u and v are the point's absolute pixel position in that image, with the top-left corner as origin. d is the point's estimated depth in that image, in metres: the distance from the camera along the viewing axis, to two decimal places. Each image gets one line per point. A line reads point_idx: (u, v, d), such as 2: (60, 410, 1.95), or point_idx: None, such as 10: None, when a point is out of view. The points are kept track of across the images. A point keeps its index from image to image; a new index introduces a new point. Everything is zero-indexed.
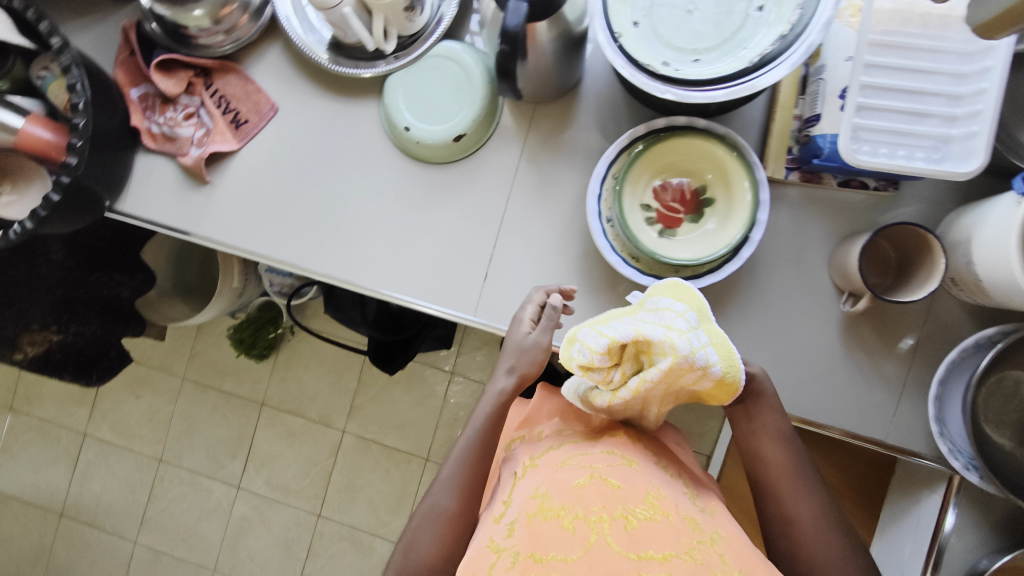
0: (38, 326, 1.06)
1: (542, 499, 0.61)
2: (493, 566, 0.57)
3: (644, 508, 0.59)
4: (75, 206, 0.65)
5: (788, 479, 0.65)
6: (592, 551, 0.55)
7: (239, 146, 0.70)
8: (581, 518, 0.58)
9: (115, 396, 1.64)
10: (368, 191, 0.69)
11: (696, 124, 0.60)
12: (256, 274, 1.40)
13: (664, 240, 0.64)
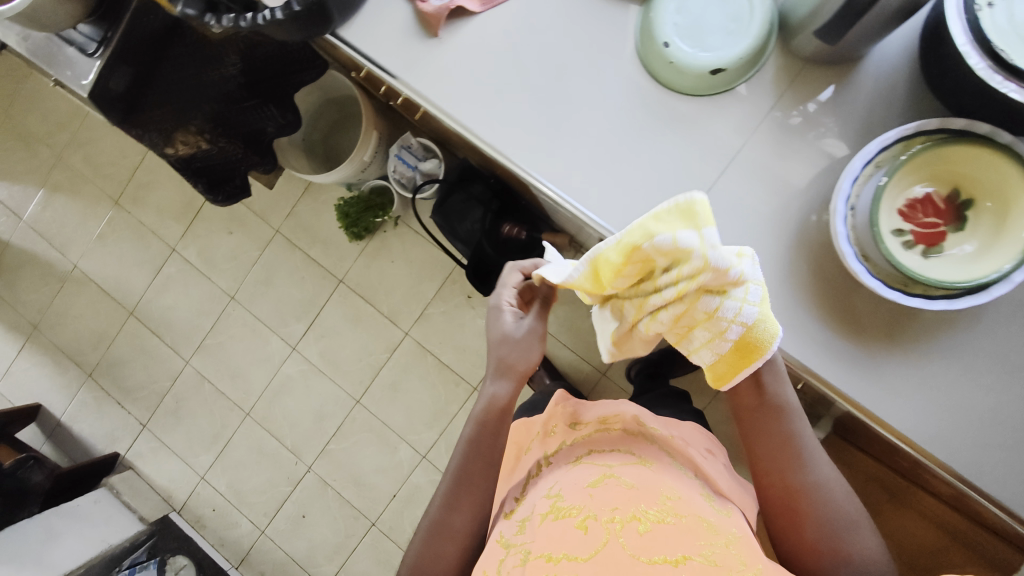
0: (195, 130, 1.07)
1: (556, 501, 0.70)
2: (506, 562, 0.66)
3: (656, 511, 0.67)
4: (315, 16, 0.66)
5: (787, 454, 0.67)
6: (605, 549, 0.63)
7: (481, 11, 0.68)
8: (594, 518, 0.66)
9: (209, 224, 1.68)
10: (597, 99, 0.67)
11: (997, 137, 0.57)
12: (383, 155, 1.40)
13: (923, 261, 0.62)
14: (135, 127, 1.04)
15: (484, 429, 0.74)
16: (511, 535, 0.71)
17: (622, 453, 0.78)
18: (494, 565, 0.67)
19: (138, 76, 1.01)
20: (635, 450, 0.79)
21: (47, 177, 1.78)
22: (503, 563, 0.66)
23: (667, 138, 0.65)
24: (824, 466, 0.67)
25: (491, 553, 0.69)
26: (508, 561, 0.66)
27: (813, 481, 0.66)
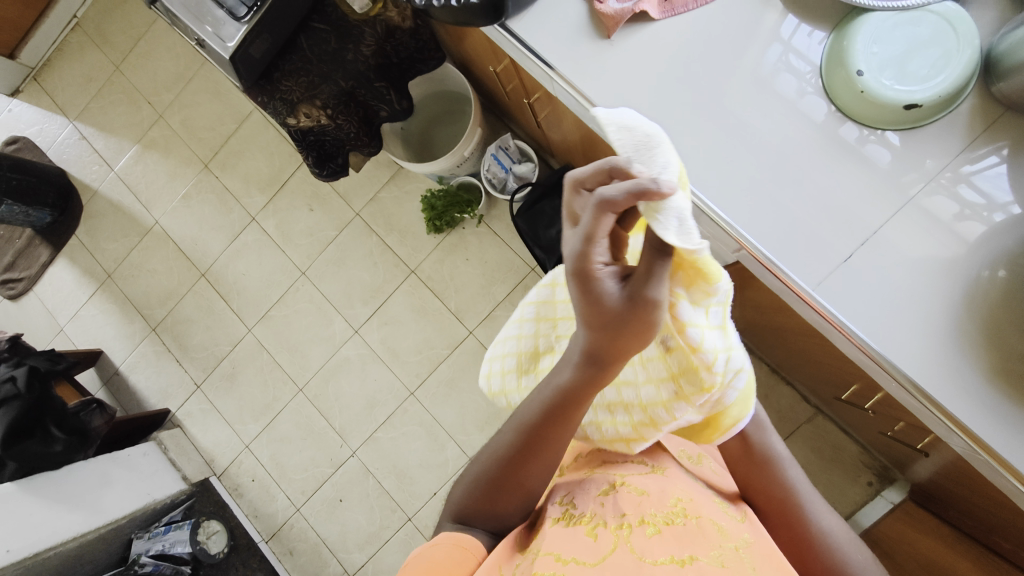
0: (319, 104, 1.08)
1: (567, 508, 0.67)
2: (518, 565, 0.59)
3: (666, 514, 0.61)
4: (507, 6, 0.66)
5: (779, 511, 0.64)
6: (613, 553, 0.57)
7: (659, 18, 0.67)
8: (603, 526, 0.61)
9: (292, 199, 1.71)
10: (769, 118, 0.65)
11: None
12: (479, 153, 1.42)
13: None
14: (264, 93, 1.08)
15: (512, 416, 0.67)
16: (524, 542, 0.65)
17: (634, 461, 0.73)
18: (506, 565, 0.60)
19: (276, 45, 1.04)
20: (646, 455, 0.74)
21: (145, 134, 1.84)
22: (514, 566, 0.60)
23: (841, 166, 0.63)
24: (827, 516, 0.63)
25: (500, 547, 0.64)
26: (519, 565, 0.59)
27: (820, 531, 0.62)
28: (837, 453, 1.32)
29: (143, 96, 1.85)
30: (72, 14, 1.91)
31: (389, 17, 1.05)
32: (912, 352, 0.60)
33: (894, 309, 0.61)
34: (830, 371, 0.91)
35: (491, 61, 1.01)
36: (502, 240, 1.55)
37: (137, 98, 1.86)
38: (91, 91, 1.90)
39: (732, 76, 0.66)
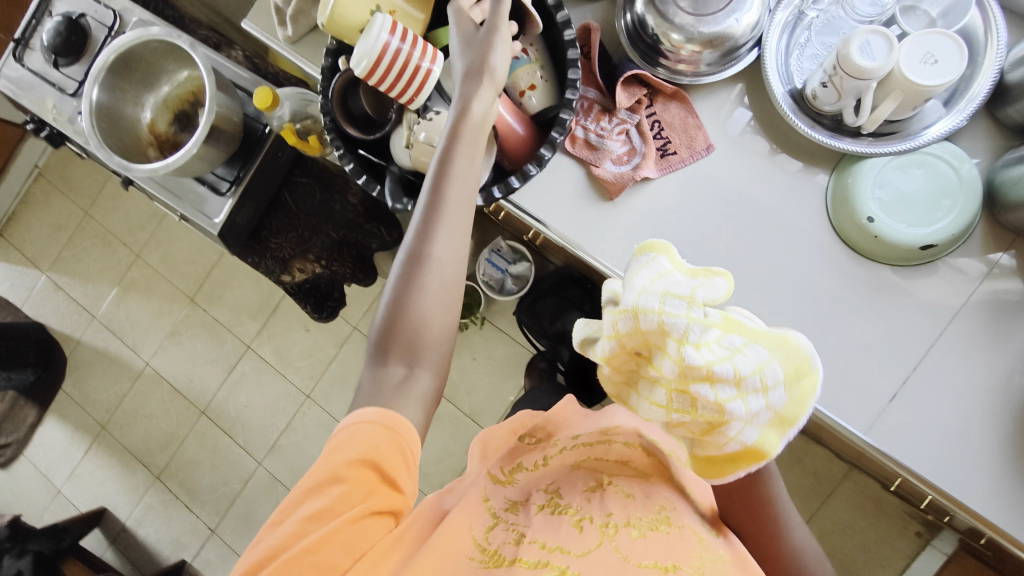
0: (312, 258, 1.06)
1: (554, 498, 0.68)
2: (490, 539, 0.62)
3: (651, 521, 0.62)
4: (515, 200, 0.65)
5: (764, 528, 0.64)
6: (599, 549, 0.58)
7: (657, 176, 0.67)
8: (590, 520, 0.62)
9: (286, 320, 1.67)
10: (788, 264, 0.65)
11: None
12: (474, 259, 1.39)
13: None
14: (254, 253, 1.05)
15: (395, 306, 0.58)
16: (501, 508, 0.68)
17: (621, 467, 0.73)
18: (479, 530, 0.63)
19: (260, 207, 1.03)
20: (634, 462, 0.74)
21: (124, 275, 1.80)
22: (488, 535, 0.63)
23: (865, 305, 0.63)
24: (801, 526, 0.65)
25: (478, 510, 0.67)
26: (496, 537, 0.63)
27: (791, 548, 0.64)
28: (879, 507, 1.30)
29: (117, 237, 1.81)
30: (33, 164, 1.87)
31: None
32: (972, 481, 0.60)
33: (949, 440, 0.61)
34: None
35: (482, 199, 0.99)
36: (507, 335, 1.53)
37: (111, 240, 1.82)
38: (62, 239, 1.85)
39: (744, 226, 0.66)
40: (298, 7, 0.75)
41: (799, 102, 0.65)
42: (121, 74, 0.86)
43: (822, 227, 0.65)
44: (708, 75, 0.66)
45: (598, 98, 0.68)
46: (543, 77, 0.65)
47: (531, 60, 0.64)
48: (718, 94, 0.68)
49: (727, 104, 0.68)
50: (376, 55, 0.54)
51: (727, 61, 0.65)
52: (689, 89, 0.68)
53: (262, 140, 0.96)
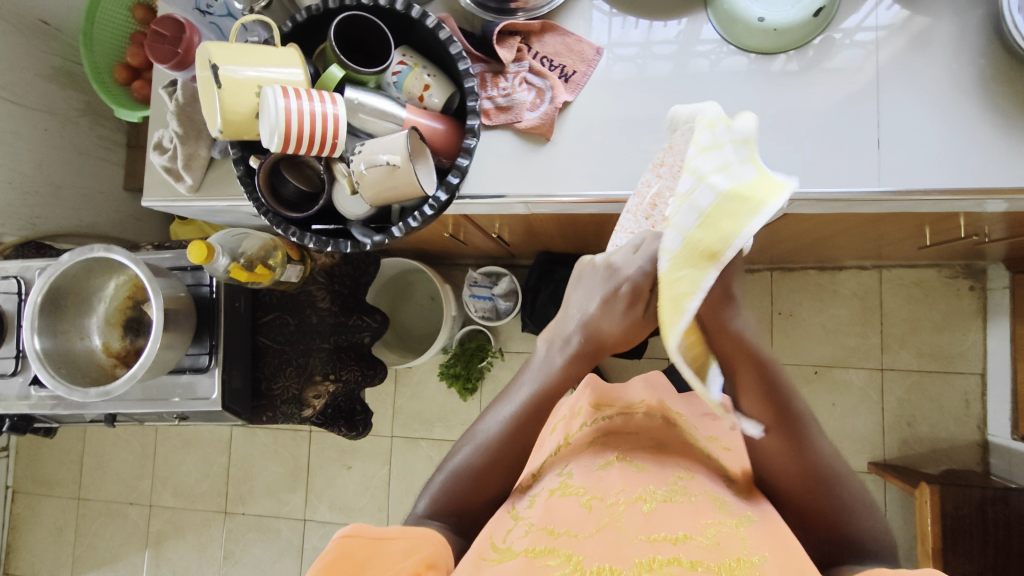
0: (320, 377, 1.02)
1: (566, 478, 0.66)
2: (511, 533, 0.60)
3: (664, 491, 0.62)
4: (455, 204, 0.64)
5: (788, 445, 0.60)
6: (606, 530, 0.58)
7: (574, 97, 0.70)
8: (599, 498, 0.61)
9: (326, 472, 1.59)
10: (725, 98, 0.69)
11: None
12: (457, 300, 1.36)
13: None
14: (266, 409, 1.02)
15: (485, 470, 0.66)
16: (521, 505, 0.65)
17: (637, 439, 0.72)
18: (498, 535, 0.60)
19: (247, 364, 1.01)
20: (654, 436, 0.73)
21: (148, 533, 1.67)
22: (507, 534, 0.60)
23: (802, 91, 0.68)
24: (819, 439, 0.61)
25: (501, 518, 0.63)
26: (513, 533, 0.59)
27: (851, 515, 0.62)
28: (925, 287, 1.33)
29: (122, 502, 1.70)
30: (3, 487, 1.75)
31: (322, 263, 1.05)
32: (984, 168, 0.64)
33: (943, 151, 0.65)
34: (895, 231, 0.93)
35: (442, 230, 0.98)
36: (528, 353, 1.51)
37: (117, 508, 1.70)
38: (69, 539, 1.72)
39: (667, 92, 0.70)
40: (186, 153, 0.75)
41: None
42: (55, 316, 0.84)
43: (730, 54, 0.69)
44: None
45: (486, 68, 0.72)
46: (430, 74, 0.66)
47: (411, 66, 0.66)
48: (575, 6, 0.72)
49: (587, 9, 0.72)
50: (281, 125, 0.54)
51: None
52: (550, 18, 0.73)
53: (214, 300, 0.94)
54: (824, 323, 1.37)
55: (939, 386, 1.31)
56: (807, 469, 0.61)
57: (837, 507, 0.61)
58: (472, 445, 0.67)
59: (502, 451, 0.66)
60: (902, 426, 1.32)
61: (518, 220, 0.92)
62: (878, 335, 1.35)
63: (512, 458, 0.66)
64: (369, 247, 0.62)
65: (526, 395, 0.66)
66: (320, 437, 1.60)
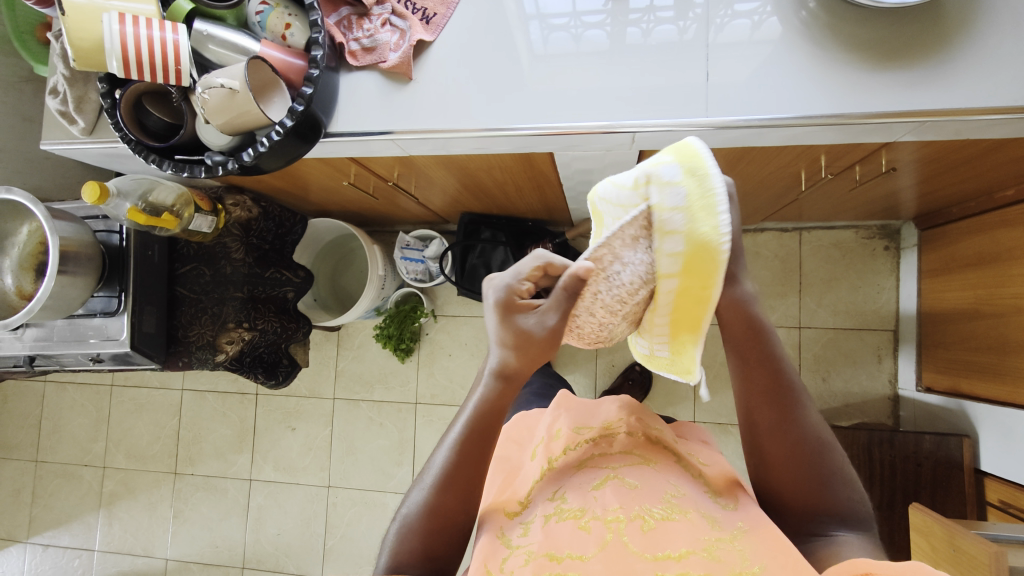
0: (234, 324, 1.06)
1: (560, 502, 0.62)
2: (508, 562, 0.58)
3: (661, 508, 0.58)
4: (303, 133, 0.70)
5: (764, 399, 0.58)
6: (609, 549, 0.56)
7: (433, 37, 0.74)
8: (597, 518, 0.59)
9: (271, 433, 1.64)
10: (570, 38, 0.73)
11: None
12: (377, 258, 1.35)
13: None
14: (181, 355, 1.06)
15: (444, 511, 0.59)
16: (514, 534, 0.61)
17: (627, 456, 0.66)
18: (495, 564, 0.58)
19: (162, 311, 1.05)
20: (638, 451, 0.67)
21: (102, 494, 1.72)
22: (504, 563, 0.58)
23: (640, 28, 0.71)
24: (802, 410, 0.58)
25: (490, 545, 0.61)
26: (512, 561, 0.58)
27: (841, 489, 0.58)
28: (842, 248, 1.36)
29: (77, 464, 1.75)
30: None
31: (237, 216, 1.06)
32: (806, 97, 0.67)
33: (765, 85, 0.68)
34: (773, 181, 0.97)
35: (344, 178, 1.01)
36: (464, 316, 1.55)
37: (73, 470, 1.75)
38: (28, 500, 1.77)
39: (544, 47, 0.73)
40: (76, 97, 0.78)
41: None
42: None
43: (600, 7, 0.72)
44: None
45: (352, 11, 0.76)
46: (292, 14, 0.70)
47: (273, 6, 0.69)
48: None
49: None
50: (118, 50, 0.59)
51: None
52: None
53: (124, 247, 0.98)
54: (747, 284, 1.40)
55: (854, 343, 1.35)
56: (783, 439, 0.57)
57: (817, 473, 0.57)
58: (422, 486, 0.61)
59: (456, 483, 0.60)
60: (818, 382, 1.36)
61: (412, 169, 0.96)
62: (796, 295, 1.38)
63: (469, 491, 0.60)
64: (216, 169, 0.67)
65: (462, 427, 0.62)
66: (266, 400, 1.65)
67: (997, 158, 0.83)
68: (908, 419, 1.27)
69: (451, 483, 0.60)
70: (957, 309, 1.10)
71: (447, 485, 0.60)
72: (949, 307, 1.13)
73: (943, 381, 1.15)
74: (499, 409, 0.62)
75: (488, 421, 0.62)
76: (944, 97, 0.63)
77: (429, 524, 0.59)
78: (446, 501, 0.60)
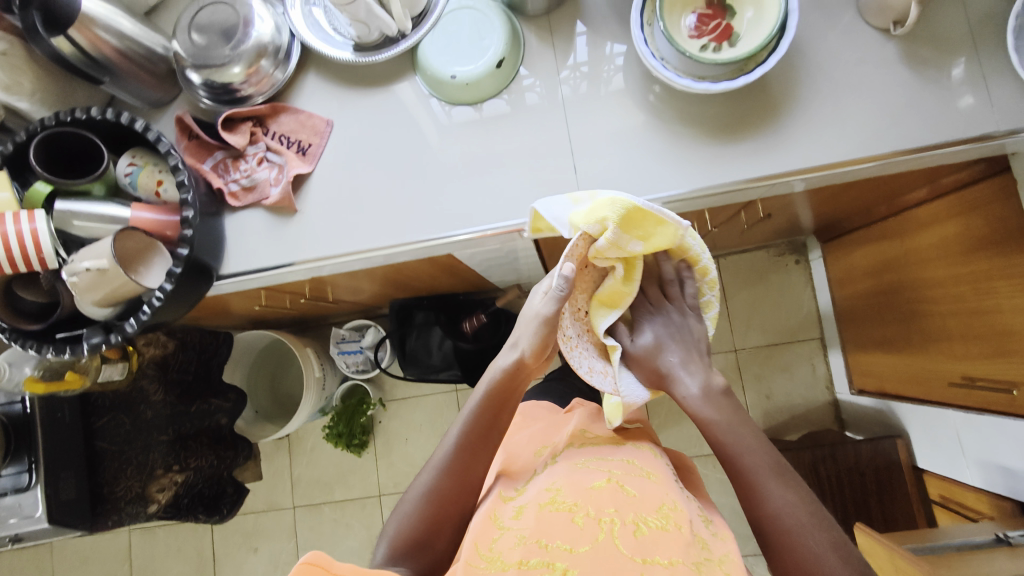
0: (162, 471, 1.01)
1: (555, 493, 0.62)
2: (496, 541, 0.59)
3: (657, 517, 0.57)
4: (194, 281, 0.69)
5: (747, 473, 0.64)
6: (600, 546, 0.54)
7: (312, 168, 0.76)
8: (591, 514, 0.57)
9: (233, 559, 1.54)
10: (442, 149, 0.75)
11: None
12: (312, 361, 1.33)
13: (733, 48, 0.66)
14: (109, 514, 1.01)
15: (450, 492, 0.67)
16: (508, 516, 0.62)
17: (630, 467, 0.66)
18: (484, 542, 0.59)
19: (83, 472, 0.99)
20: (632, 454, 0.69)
21: None
22: (494, 542, 0.59)
23: (508, 134, 0.74)
24: (772, 494, 0.61)
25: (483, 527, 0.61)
26: (502, 542, 0.58)
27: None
28: (758, 270, 1.43)
29: None
30: None
31: (150, 355, 1.02)
32: (668, 177, 0.71)
33: (630, 171, 0.72)
34: None
35: (256, 302, 1.00)
36: (414, 397, 1.53)
37: None
38: None
39: (431, 161, 0.75)
40: None
41: (351, 44, 0.75)
42: None
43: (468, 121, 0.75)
44: (282, 80, 0.77)
45: (226, 154, 0.77)
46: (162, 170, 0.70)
47: (142, 165, 0.69)
48: (301, 89, 0.78)
49: (315, 88, 0.78)
50: None
51: (287, 62, 0.76)
52: (283, 100, 0.78)
53: (30, 414, 0.94)
54: None
55: (787, 358, 1.40)
56: (768, 506, 0.61)
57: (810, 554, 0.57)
58: (431, 471, 0.68)
59: (461, 467, 0.68)
60: (763, 400, 1.40)
61: (322, 283, 0.96)
62: (726, 321, 1.43)
63: (468, 478, 0.68)
64: (100, 347, 0.65)
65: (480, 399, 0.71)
66: (222, 524, 1.56)
67: (857, 188, 0.90)
68: (850, 421, 1.33)
69: (469, 459, 0.68)
70: (866, 316, 1.17)
71: (469, 462, 0.68)
72: (860, 313, 1.19)
73: (869, 384, 1.20)
74: (517, 386, 0.72)
75: (504, 403, 0.71)
76: (787, 162, 0.69)
77: (442, 502, 0.66)
78: (450, 485, 0.67)
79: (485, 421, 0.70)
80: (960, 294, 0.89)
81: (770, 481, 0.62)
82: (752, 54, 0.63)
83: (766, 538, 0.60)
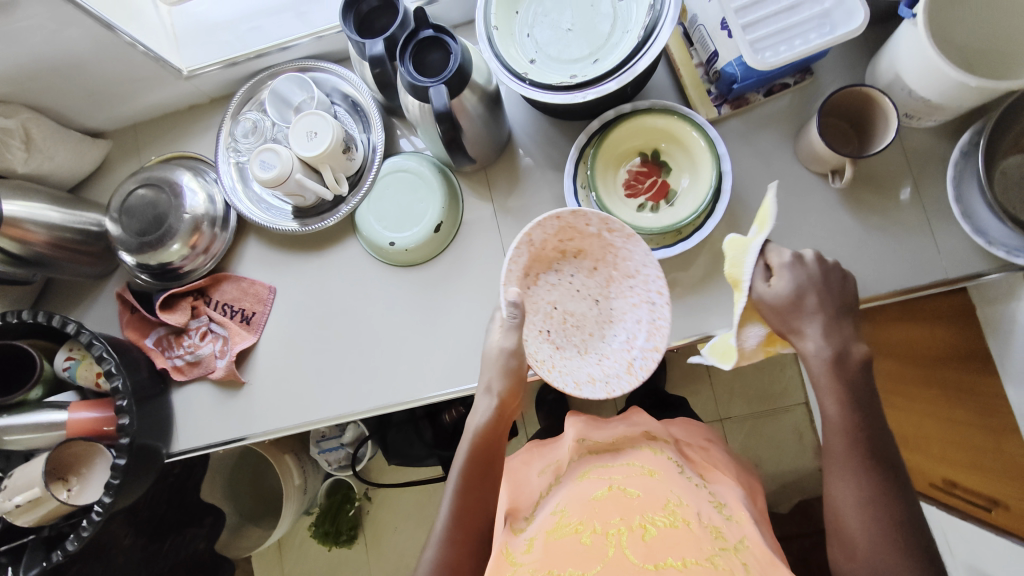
0: None
1: (560, 516, 0.54)
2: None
3: (663, 516, 0.51)
4: (139, 470, 0.67)
5: (839, 454, 0.51)
6: (611, 562, 0.48)
7: (257, 337, 0.74)
8: (598, 530, 0.51)
9: None
10: (386, 310, 0.74)
11: (641, 106, 0.64)
12: (290, 467, 1.31)
13: (667, 212, 0.65)
14: None
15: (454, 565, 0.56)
16: (518, 549, 0.53)
17: (629, 466, 0.59)
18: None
19: None
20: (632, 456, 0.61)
21: None
22: None
23: (453, 293, 0.73)
24: (837, 487, 0.51)
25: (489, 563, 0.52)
26: None
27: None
28: None
29: None
30: None
31: None
32: None
33: None
34: None
35: None
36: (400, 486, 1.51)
37: None
38: None
39: (377, 322, 0.74)
40: None
41: (291, 211, 0.74)
42: None
43: (411, 281, 0.74)
44: (224, 247, 0.76)
45: (168, 330, 0.75)
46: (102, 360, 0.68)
47: (80, 358, 0.68)
48: (242, 254, 0.77)
49: (256, 252, 0.77)
50: None
51: (226, 228, 0.75)
52: (224, 267, 0.77)
53: None
54: None
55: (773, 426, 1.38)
56: (859, 495, 0.49)
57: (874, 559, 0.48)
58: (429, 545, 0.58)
59: (461, 534, 0.58)
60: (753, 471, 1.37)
61: None
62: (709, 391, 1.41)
63: (472, 540, 0.58)
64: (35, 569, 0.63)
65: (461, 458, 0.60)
66: None
67: None
68: None
69: (468, 526, 0.58)
70: None
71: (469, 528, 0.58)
72: None
73: None
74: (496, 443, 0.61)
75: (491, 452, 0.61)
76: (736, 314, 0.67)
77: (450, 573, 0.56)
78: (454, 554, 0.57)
79: (477, 486, 0.59)
80: (932, 397, 0.87)
81: (867, 468, 0.50)
82: (688, 223, 0.62)
83: (836, 518, 0.51)
